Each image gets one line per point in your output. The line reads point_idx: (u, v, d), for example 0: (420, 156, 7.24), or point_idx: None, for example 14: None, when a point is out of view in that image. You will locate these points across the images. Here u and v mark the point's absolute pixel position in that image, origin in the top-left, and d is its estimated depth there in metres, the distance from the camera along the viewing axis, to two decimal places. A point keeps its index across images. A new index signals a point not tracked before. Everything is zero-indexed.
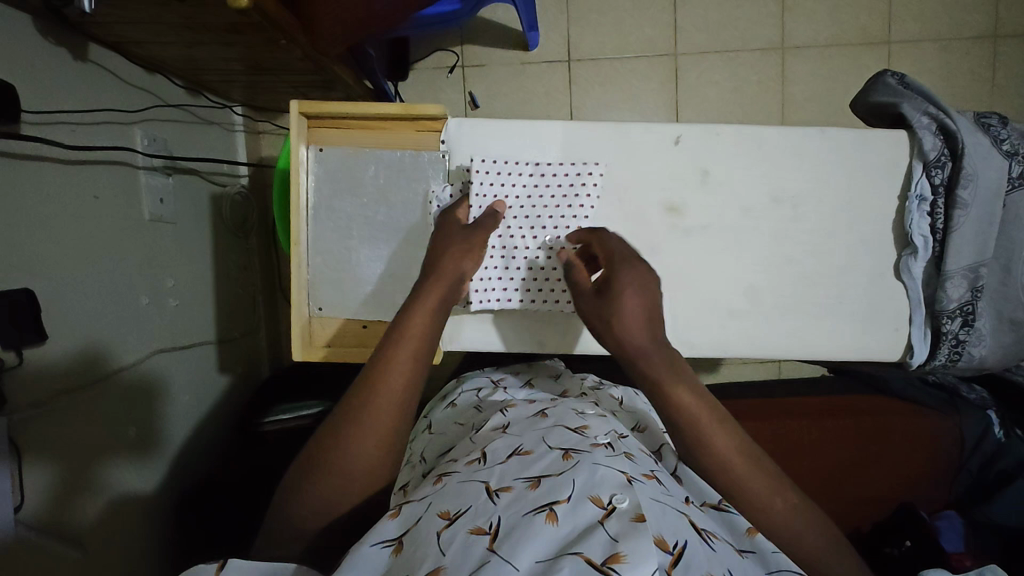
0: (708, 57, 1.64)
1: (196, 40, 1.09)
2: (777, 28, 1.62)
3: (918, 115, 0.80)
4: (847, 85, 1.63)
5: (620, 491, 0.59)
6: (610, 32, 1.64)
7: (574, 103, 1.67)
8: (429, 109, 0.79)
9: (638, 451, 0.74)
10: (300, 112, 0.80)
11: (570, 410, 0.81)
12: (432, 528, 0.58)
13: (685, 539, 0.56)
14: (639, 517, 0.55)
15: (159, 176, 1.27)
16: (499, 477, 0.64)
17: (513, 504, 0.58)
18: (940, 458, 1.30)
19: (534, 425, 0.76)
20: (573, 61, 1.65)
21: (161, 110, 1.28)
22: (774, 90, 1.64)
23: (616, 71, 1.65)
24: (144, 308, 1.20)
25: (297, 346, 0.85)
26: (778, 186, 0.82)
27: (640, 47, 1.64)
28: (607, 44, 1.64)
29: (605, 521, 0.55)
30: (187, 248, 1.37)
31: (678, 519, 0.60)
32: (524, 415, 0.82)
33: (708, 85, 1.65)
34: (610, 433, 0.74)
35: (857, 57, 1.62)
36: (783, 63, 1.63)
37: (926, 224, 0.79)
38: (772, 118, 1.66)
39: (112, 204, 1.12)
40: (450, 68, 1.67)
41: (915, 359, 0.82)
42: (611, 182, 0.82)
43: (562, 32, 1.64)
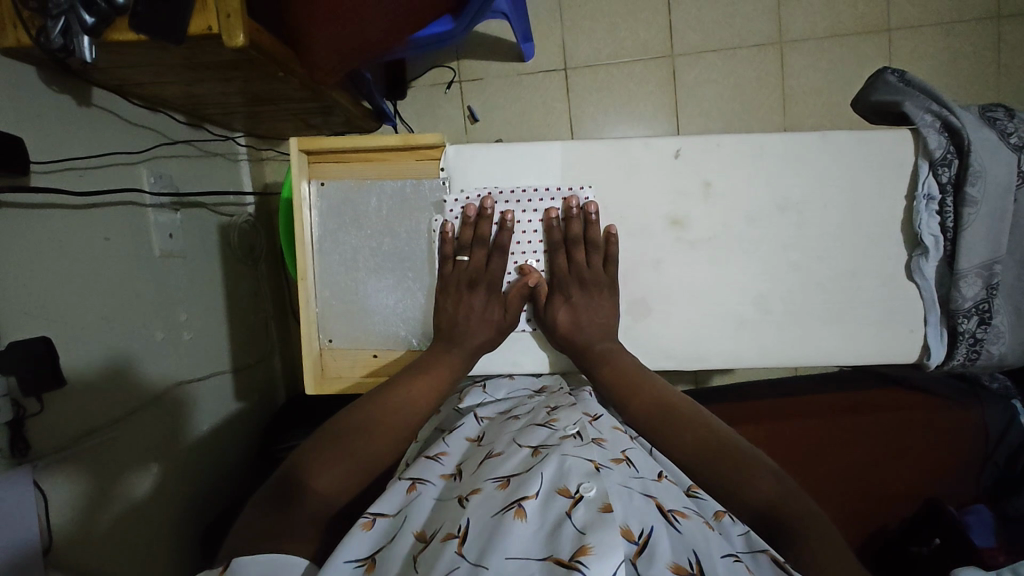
0: (705, 57, 1.63)
1: (195, 78, 1.11)
2: (773, 23, 1.61)
3: (921, 113, 0.79)
4: (848, 75, 1.61)
5: (587, 480, 0.60)
6: (605, 38, 1.63)
7: (573, 111, 1.66)
8: (427, 138, 0.79)
9: (614, 432, 0.76)
10: (300, 149, 0.81)
11: (543, 407, 0.83)
12: (409, 550, 0.60)
13: (652, 524, 0.57)
14: (606, 506, 0.56)
15: (168, 211, 1.29)
16: (471, 485, 0.66)
17: (482, 507, 0.60)
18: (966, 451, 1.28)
19: (506, 429, 0.79)
20: (569, 69, 1.65)
21: (166, 147, 1.30)
22: (774, 86, 1.63)
23: (613, 76, 1.64)
24: (159, 343, 1.22)
25: (309, 380, 0.85)
26: (782, 192, 0.81)
27: (635, 50, 1.63)
28: (602, 50, 1.64)
29: (573, 513, 0.56)
30: (198, 280, 1.39)
31: (647, 505, 0.61)
32: (497, 420, 0.85)
33: (706, 84, 1.64)
34: (581, 419, 0.76)
35: (856, 47, 1.60)
36: (781, 58, 1.62)
37: (936, 223, 0.78)
38: (774, 113, 1.64)
39: (122, 244, 1.14)
40: (447, 84, 1.67)
41: (932, 359, 0.80)
42: (611, 201, 0.81)
43: (557, 42, 1.64)
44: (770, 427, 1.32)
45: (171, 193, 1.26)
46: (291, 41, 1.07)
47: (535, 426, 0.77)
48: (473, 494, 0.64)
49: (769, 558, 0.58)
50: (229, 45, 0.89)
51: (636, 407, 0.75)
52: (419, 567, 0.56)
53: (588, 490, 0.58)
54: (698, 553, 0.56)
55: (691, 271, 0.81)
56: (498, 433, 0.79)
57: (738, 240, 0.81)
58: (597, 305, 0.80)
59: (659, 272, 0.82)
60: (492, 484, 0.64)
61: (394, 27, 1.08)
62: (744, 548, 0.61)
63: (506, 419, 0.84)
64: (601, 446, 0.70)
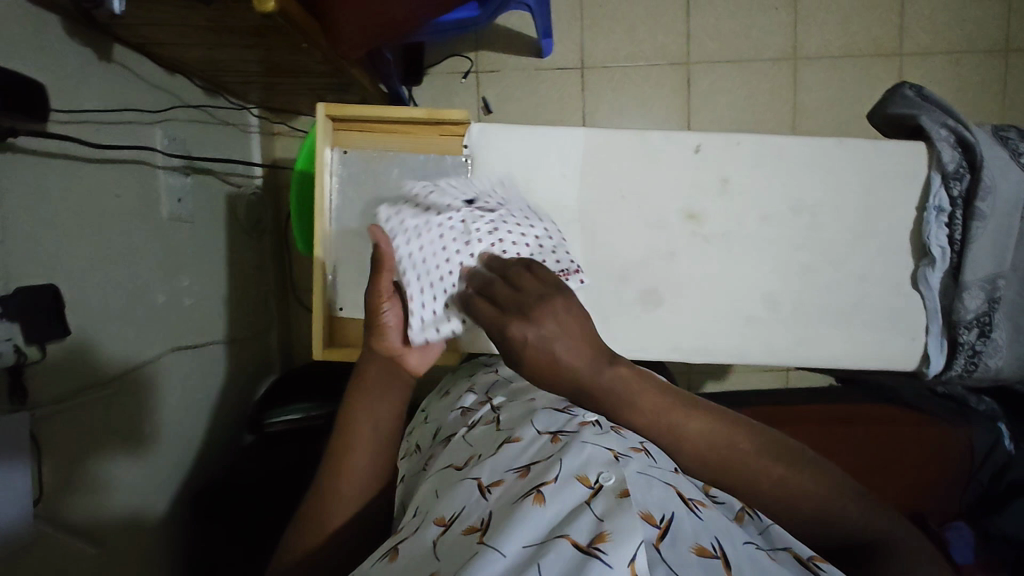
0: (720, 66, 1.65)
1: (219, 43, 1.11)
2: (789, 38, 1.63)
3: (936, 127, 0.81)
4: (858, 94, 1.64)
5: (607, 470, 0.61)
6: (623, 39, 1.65)
7: (587, 108, 1.67)
8: (454, 113, 0.80)
9: None
10: (326, 115, 0.81)
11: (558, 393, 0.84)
12: (428, 534, 0.60)
13: (672, 510, 0.57)
14: (624, 493, 0.56)
15: (178, 175, 1.29)
16: (490, 472, 0.67)
17: (504, 495, 0.61)
18: (951, 468, 1.30)
19: (524, 413, 0.79)
20: (586, 68, 1.66)
21: (181, 111, 1.30)
22: (786, 99, 1.65)
23: (629, 78, 1.66)
24: (161, 307, 1.21)
25: (317, 346, 0.85)
26: (797, 195, 0.82)
27: (652, 54, 1.65)
28: (619, 51, 1.65)
29: (594, 501, 0.57)
30: (203, 248, 1.38)
31: (669, 493, 0.60)
32: (514, 403, 0.85)
33: (720, 93, 1.66)
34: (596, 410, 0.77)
35: (868, 68, 1.63)
36: (795, 73, 1.64)
37: (946, 236, 0.80)
38: (784, 126, 1.67)
39: (132, 203, 1.13)
40: (464, 74, 1.68)
41: (931, 368, 0.82)
42: (630, 190, 0.82)
43: (575, 40, 1.65)
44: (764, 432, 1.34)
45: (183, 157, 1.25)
46: (318, 13, 1.08)
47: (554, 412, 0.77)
48: (494, 485, 0.64)
49: (793, 555, 0.58)
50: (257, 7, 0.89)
51: (696, 433, 0.61)
52: (441, 555, 0.56)
53: (607, 478, 0.60)
54: (719, 540, 0.56)
55: (704, 264, 0.83)
56: (516, 417, 0.79)
57: (751, 238, 0.82)
58: (590, 354, 0.58)
59: (673, 263, 0.83)
60: (512, 471, 0.65)
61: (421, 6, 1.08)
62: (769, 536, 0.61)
63: (525, 401, 0.83)
64: (617, 433, 0.70)
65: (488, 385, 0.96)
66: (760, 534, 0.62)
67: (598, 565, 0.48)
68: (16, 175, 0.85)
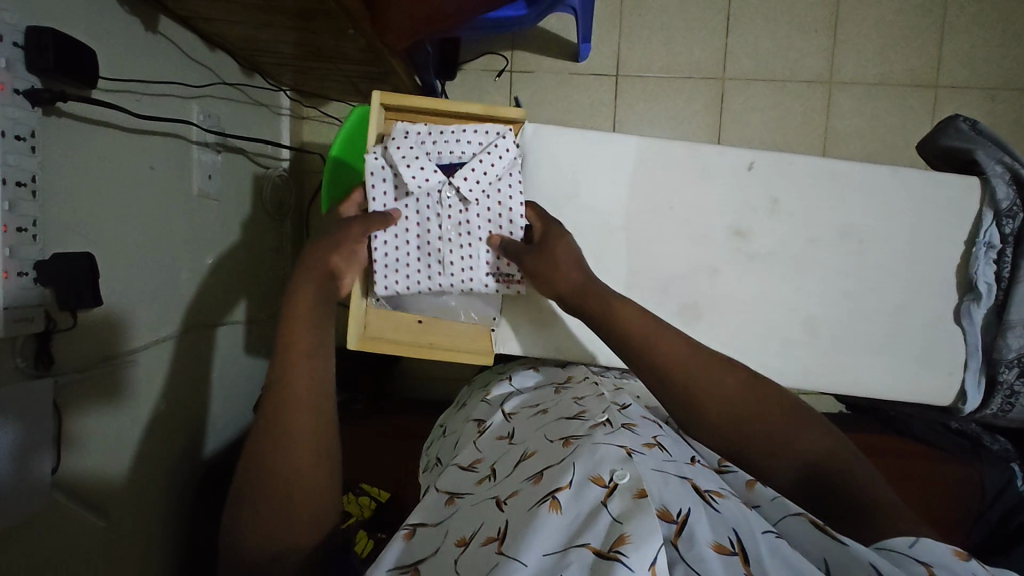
0: (756, 84, 1.64)
1: (266, 23, 1.10)
2: (827, 62, 1.63)
3: (992, 163, 0.81)
4: (891, 124, 1.64)
5: (620, 467, 0.59)
6: (660, 50, 1.64)
7: (619, 116, 1.67)
8: (510, 112, 0.79)
9: (640, 421, 0.75)
10: (381, 102, 0.79)
11: (569, 397, 0.83)
12: (450, 556, 0.57)
13: (689, 505, 0.56)
14: (641, 493, 0.55)
15: (211, 152, 1.28)
16: (507, 487, 0.64)
17: (519, 503, 0.59)
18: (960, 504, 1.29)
19: (536, 425, 0.77)
20: (621, 76, 1.65)
21: (217, 88, 1.29)
22: (818, 123, 1.65)
23: (663, 89, 1.65)
24: (183, 282, 1.20)
25: (352, 335, 0.84)
26: (845, 221, 0.82)
27: (688, 67, 1.64)
28: (655, 62, 1.65)
29: (610, 502, 0.56)
30: (226, 226, 1.37)
31: (687, 491, 0.59)
32: (526, 413, 0.84)
33: (753, 111, 1.65)
34: (609, 408, 0.75)
35: (903, 97, 1.63)
36: (829, 97, 1.64)
37: (992, 270, 0.80)
38: (814, 149, 1.66)
39: (164, 176, 1.12)
40: (498, 72, 1.66)
41: (967, 405, 0.82)
42: (678, 202, 0.82)
43: (613, 47, 1.65)
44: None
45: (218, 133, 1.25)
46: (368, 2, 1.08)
47: (564, 418, 0.76)
48: (511, 495, 0.62)
49: (806, 520, 0.57)
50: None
51: (667, 355, 0.72)
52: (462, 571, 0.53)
53: (621, 477, 0.58)
54: (738, 528, 0.55)
55: (749, 283, 0.82)
56: (528, 429, 0.78)
57: (796, 259, 0.82)
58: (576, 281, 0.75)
59: (713, 279, 0.82)
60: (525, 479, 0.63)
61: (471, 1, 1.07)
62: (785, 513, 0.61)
63: (535, 412, 0.83)
64: (625, 428, 0.69)
65: (504, 396, 0.93)
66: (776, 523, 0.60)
67: (620, 569, 0.47)
68: (62, 138, 0.84)
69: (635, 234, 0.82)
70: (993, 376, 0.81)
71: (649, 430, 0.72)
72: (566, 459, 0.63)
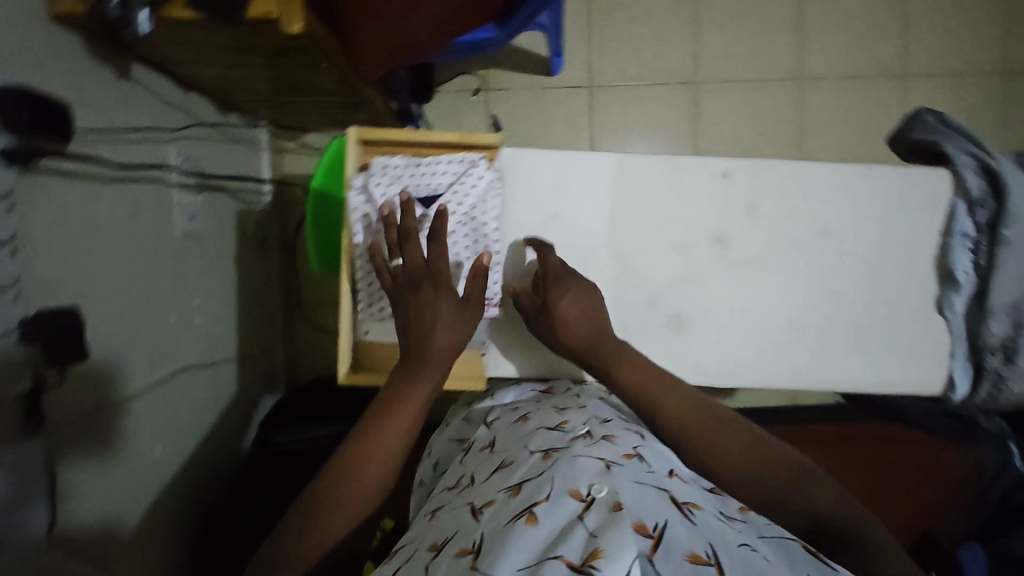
0: (727, 86, 1.67)
1: (238, 62, 1.11)
2: (794, 59, 1.65)
3: (960, 154, 0.83)
4: (862, 116, 1.67)
5: (598, 481, 0.59)
6: (631, 59, 1.66)
7: (595, 126, 1.68)
8: (485, 138, 0.80)
9: (622, 429, 0.73)
10: (357, 138, 0.80)
11: (550, 406, 0.82)
12: (423, 561, 0.59)
13: (665, 518, 0.56)
14: (617, 506, 0.55)
15: (191, 193, 1.28)
16: (483, 496, 0.65)
17: (495, 518, 0.59)
18: (960, 487, 1.31)
19: (518, 435, 0.77)
20: (594, 87, 1.67)
21: (194, 129, 1.29)
22: (791, 119, 1.67)
23: (637, 97, 1.67)
24: (172, 325, 1.20)
25: (343, 369, 0.83)
26: (823, 221, 0.83)
27: (659, 74, 1.67)
28: (627, 71, 1.67)
29: (585, 516, 0.55)
30: (212, 265, 1.37)
31: (663, 504, 0.58)
32: (507, 424, 0.84)
33: (727, 112, 1.68)
34: (590, 420, 0.75)
35: (871, 89, 1.66)
36: (800, 94, 1.66)
37: (968, 258, 0.82)
38: (789, 146, 1.68)
39: (145, 220, 1.11)
40: (473, 91, 1.68)
41: (957, 393, 0.83)
42: (658, 214, 0.83)
43: (584, 59, 1.67)
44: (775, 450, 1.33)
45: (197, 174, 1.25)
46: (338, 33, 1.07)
47: (545, 429, 0.75)
48: (487, 506, 0.62)
49: (800, 548, 0.58)
50: (285, 26, 0.88)
51: (671, 412, 0.72)
52: None
53: (597, 490, 0.57)
54: (714, 544, 0.54)
55: (734, 289, 0.83)
56: (508, 440, 0.77)
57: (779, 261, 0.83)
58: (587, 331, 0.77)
59: (698, 288, 0.83)
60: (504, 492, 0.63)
61: (442, 30, 1.08)
62: (772, 535, 0.59)
63: (516, 422, 0.82)
64: (604, 438, 0.69)
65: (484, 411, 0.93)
66: (762, 539, 0.58)
67: None
68: (41, 194, 0.84)
69: (619, 251, 0.83)
70: (982, 363, 0.82)
71: (631, 436, 0.71)
72: (546, 472, 0.63)
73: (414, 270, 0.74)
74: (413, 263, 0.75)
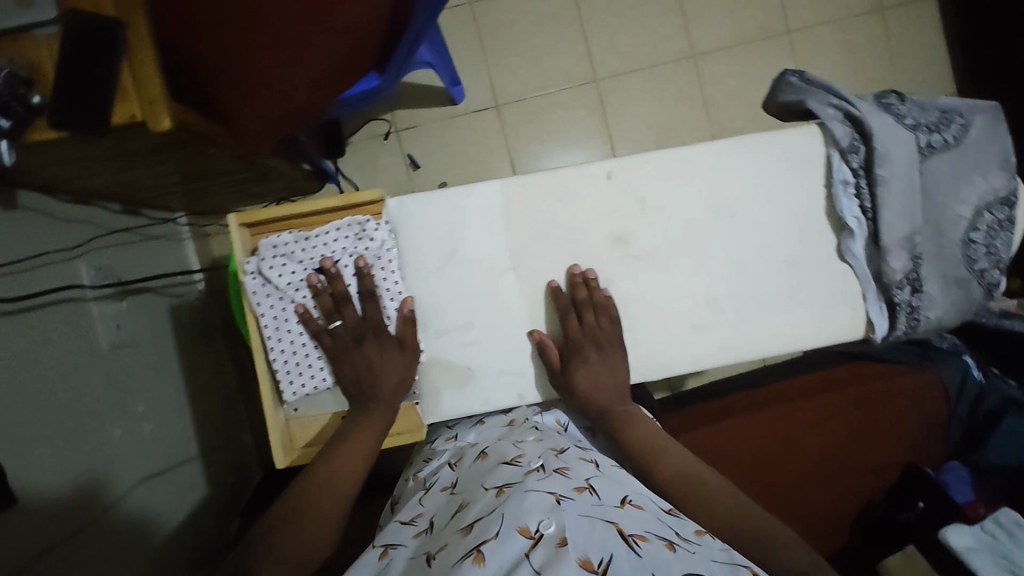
0: (626, 76, 1.71)
1: (125, 166, 1.09)
2: (684, 38, 1.70)
3: (824, 108, 0.84)
4: (759, 79, 1.72)
5: (547, 516, 0.58)
6: (530, 72, 1.69)
7: (510, 143, 1.70)
8: (367, 195, 0.81)
9: (579, 462, 0.74)
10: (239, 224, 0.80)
11: (508, 439, 0.83)
12: None
13: (611, 552, 0.54)
14: (563, 542, 0.54)
15: (112, 302, 1.25)
16: (438, 541, 0.64)
17: (444, 561, 0.58)
18: (931, 412, 1.31)
19: (477, 474, 0.76)
20: (500, 104, 1.70)
21: (103, 238, 1.27)
22: (693, 95, 1.71)
23: (543, 107, 1.70)
24: (117, 440, 1.16)
25: (279, 454, 0.83)
26: (714, 198, 0.85)
27: (560, 79, 1.70)
28: (528, 82, 1.70)
29: (535, 552, 0.54)
30: (151, 368, 1.34)
31: (613, 536, 0.57)
32: (468, 464, 0.83)
33: (632, 101, 1.71)
34: (546, 453, 0.75)
35: (762, 51, 1.71)
36: (697, 69, 1.71)
37: (859, 199, 0.84)
38: (699, 120, 1.72)
39: (65, 343, 1.08)
40: (384, 135, 1.70)
41: (877, 333, 0.86)
42: (556, 228, 0.85)
43: (485, 81, 1.69)
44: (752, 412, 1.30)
45: (113, 282, 1.23)
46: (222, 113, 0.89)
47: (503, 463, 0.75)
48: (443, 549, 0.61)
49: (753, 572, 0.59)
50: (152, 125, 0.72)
51: (665, 470, 0.79)
52: None
53: (547, 526, 0.56)
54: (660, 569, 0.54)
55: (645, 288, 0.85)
56: (468, 480, 0.76)
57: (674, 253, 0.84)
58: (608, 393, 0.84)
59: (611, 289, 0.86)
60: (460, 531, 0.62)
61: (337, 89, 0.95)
62: (725, 558, 0.61)
63: (476, 460, 0.81)
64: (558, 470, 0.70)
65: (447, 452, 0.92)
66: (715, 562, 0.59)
67: None
68: None
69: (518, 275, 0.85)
70: (901, 295, 0.83)
71: (582, 465, 0.73)
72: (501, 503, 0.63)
73: (353, 326, 0.81)
74: (351, 321, 0.81)
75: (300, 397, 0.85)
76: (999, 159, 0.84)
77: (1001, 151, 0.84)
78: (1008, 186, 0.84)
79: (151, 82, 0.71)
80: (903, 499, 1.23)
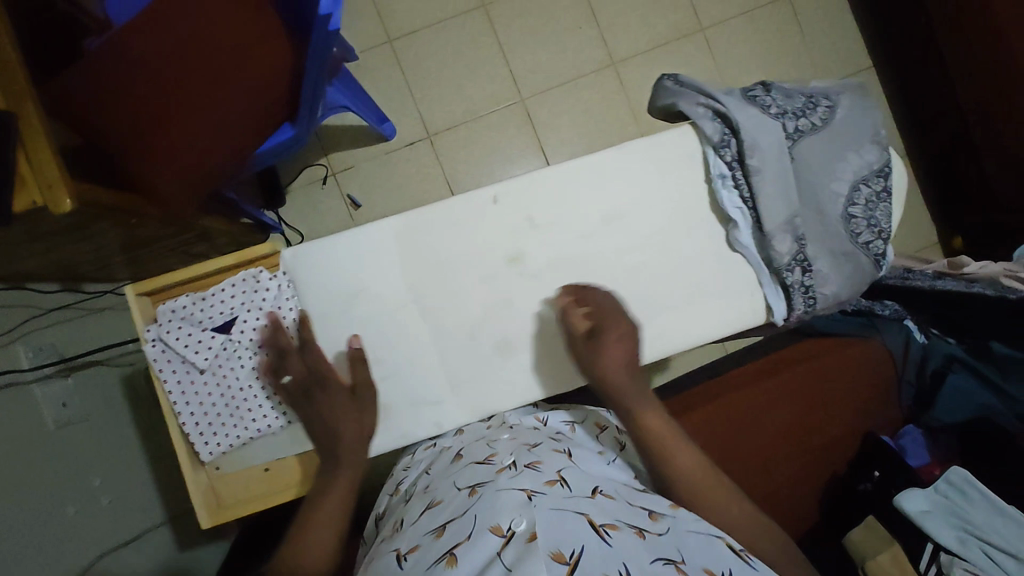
0: (550, 92, 1.33)
1: (81, 287, 1.01)
2: (599, 46, 1.34)
3: (693, 108, 0.81)
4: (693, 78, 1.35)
5: (520, 512, 0.46)
6: (454, 92, 1.31)
7: (448, 172, 1.30)
8: (259, 249, 0.78)
9: (552, 453, 0.58)
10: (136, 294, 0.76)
11: (473, 464, 0.60)
12: None
13: (584, 541, 0.42)
14: (535, 534, 0.42)
15: (57, 378, 0.95)
16: (408, 538, 0.51)
17: (419, 564, 0.46)
18: (874, 379, 0.95)
19: (447, 472, 0.61)
20: (432, 135, 1.30)
21: (64, 308, 0.98)
22: (620, 101, 1.34)
23: (471, 132, 1.31)
24: (66, 524, 0.88)
25: (203, 514, 0.76)
26: (607, 205, 0.83)
27: (487, 101, 1.31)
28: (455, 110, 1.30)
29: (505, 551, 0.42)
30: (106, 452, 0.99)
31: (584, 523, 0.44)
32: (443, 464, 0.67)
33: (561, 114, 1.33)
34: (517, 446, 0.59)
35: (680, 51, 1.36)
36: (619, 78, 1.35)
37: (586, 254, 0.82)
38: (633, 129, 1.34)
39: (9, 429, 0.83)
40: (322, 179, 1.28)
41: (777, 315, 0.84)
42: (443, 258, 0.80)
43: (411, 112, 1.30)
44: (732, 399, 0.93)
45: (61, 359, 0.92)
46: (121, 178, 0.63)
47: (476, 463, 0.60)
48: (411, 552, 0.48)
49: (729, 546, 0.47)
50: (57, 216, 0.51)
51: (684, 464, 0.59)
52: None
53: (518, 523, 0.45)
54: (636, 561, 0.42)
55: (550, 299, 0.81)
56: (439, 480, 0.60)
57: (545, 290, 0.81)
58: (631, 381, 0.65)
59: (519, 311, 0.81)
60: (428, 532, 0.50)
61: (249, 148, 0.76)
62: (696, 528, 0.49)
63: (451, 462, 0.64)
64: (534, 469, 0.52)
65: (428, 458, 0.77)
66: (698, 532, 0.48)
67: None
68: None
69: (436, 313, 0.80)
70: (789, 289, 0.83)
71: (567, 447, 0.62)
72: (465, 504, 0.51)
73: (302, 380, 0.73)
74: (300, 373, 0.73)
75: (219, 453, 0.78)
76: (868, 122, 0.82)
77: (868, 114, 0.83)
78: (883, 152, 0.82)
79: (46, 157, 0.50)
80: (859, 470, 0.88)
